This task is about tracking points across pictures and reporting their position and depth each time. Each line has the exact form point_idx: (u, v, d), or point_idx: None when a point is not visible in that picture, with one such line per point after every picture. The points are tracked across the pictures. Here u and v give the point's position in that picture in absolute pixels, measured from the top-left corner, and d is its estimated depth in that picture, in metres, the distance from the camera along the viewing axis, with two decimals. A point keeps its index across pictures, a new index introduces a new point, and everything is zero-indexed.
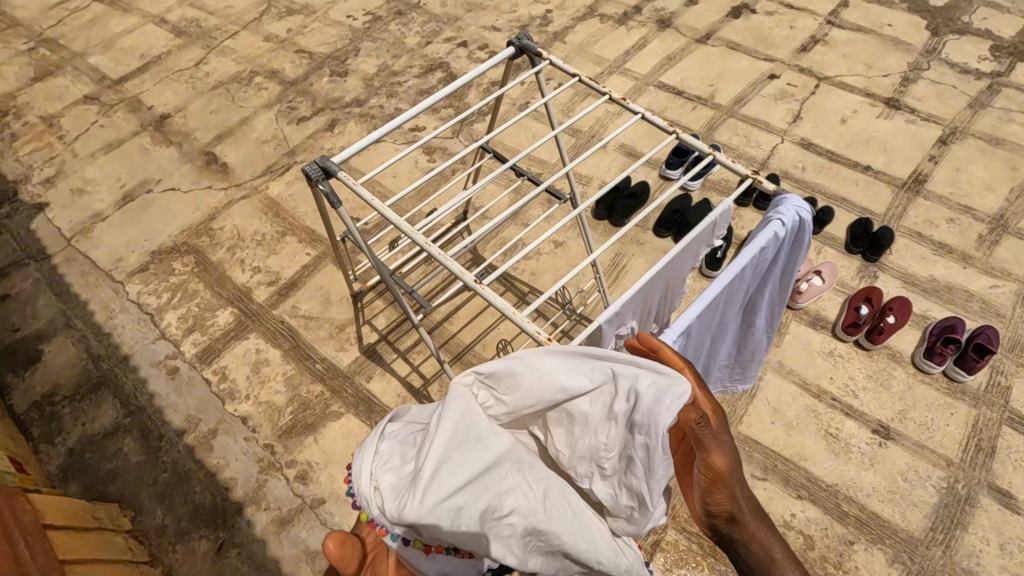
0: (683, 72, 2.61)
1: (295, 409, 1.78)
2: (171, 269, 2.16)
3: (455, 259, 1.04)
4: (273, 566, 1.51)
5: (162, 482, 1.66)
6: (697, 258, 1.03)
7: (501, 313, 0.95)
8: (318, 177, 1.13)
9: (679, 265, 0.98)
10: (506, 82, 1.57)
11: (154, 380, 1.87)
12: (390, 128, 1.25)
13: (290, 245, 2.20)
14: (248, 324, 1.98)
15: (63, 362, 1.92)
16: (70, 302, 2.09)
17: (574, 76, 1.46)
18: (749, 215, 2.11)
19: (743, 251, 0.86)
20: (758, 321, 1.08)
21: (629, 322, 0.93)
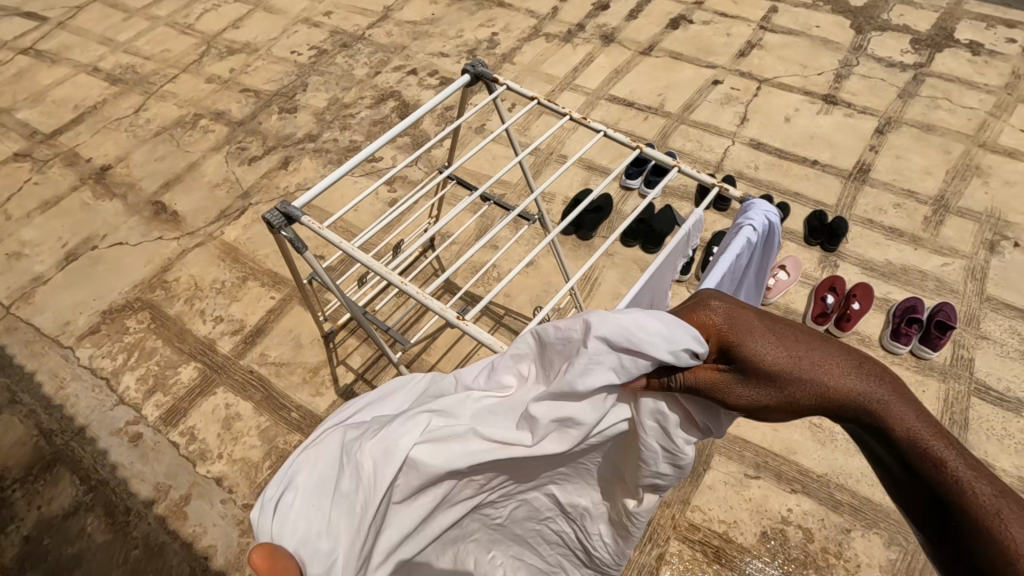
0: (631, 83, 2.68)
1: (274, 463, 1.69)
2: (125, 328, 2.04)
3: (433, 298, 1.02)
4: None
5: (134, 560, 1.54)
6: (674, 270, 1.03)
7: (488, 349, 0.92)
8: (278, 224, 1.09)
9: (659, 279, 0.98)
10: (464, 109, 1.56)
11: (115, 449, 1.75)
12: (351, 166, 1.22)
13: (253, 290, 2.11)
14: (215, 377, 1.88)
15: (12, 442, 1.78)
16: (14, 375, 1.94)
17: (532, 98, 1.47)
18: (711, 217, 2.16)
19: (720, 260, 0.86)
20: None
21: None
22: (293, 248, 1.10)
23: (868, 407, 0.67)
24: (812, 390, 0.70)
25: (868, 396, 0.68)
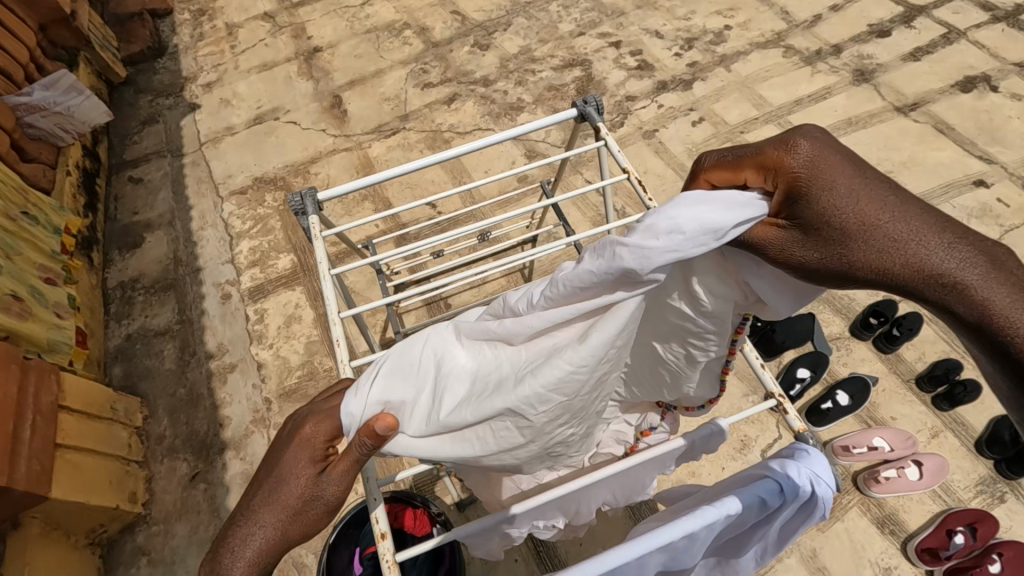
0: (857, 146, 2.12)
1: (302, 375, 1.84)
2: (262, 200, 2.32)
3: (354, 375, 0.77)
4: (225, 516, 1.60)
5: (178, 396, 1.83)
6: (665, 469, 0.80)
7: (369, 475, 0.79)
8: (299, 210, 0.94)
9: (628, 475, 0.76)
10: (570, 148, 1.35)
11: (210, 299, 2.05)
12: (385, 179, 1.17)
13: (366, 211, 2.23)
14: (299, 276, 2.07)
15: (153, 255, 2.19)
16: (180, 202, 2.35)
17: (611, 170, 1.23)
18: (861, 353, 1.68)
19: (707, 511, 0.60)
20: (738, 568, 0.79)
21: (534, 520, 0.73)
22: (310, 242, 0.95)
23: (976, 316, 0.47)
24: (901, 259, 0.51)
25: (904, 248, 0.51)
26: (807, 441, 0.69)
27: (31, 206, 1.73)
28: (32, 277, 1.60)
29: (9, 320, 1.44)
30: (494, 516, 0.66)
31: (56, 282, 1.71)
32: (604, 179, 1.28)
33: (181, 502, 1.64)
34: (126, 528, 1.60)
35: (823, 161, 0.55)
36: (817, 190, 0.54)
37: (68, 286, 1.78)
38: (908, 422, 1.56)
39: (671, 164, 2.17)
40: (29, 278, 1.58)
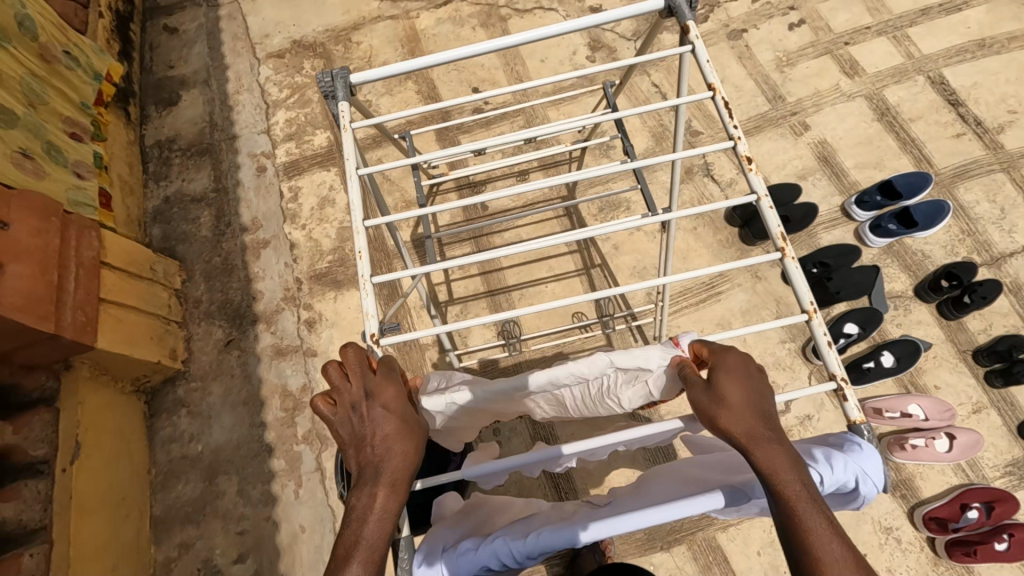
0: (984, 75, 1.79)
1: (333, 260, 1.83)
2: (300, 67, 2.16)
3: (374, 297, 0.71)
4: (256, 384, 1.69)
5: (214, 264, 1.86)
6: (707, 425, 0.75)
7: None
8: (328, 93, 0.84)
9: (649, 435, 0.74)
10: (648, 45, 1.15)
11: (245, 168, 2.01)
12: (432, 63, 1.03)
13: (408, 92, 2.07)
14: (335, 156, 1.99)
15: (189, 115, 2.12)
16: (215, 60, 2.22)
17: (693, 90, 1.05)
18: (919, 315, 1.56)
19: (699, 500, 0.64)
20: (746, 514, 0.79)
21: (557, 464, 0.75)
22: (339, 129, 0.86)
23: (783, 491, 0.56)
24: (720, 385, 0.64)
25: (754, 433, 0.60)
26: (861, 433, 0.65)
27: (71, 45, 1.67)
28: (54, 130, 1.56)
29: (23, 178, 1.39)
30: (507, 462, 0.69)
31: (83, 138, 1.67)
32: (681, 95, 1.11)
33: (215, 364, 1.73)
34: (168, 381, 1.71)
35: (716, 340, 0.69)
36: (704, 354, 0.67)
37: (96, 143, 1.74)
38: (950, 393, 1.47)
39: (753, 74, 1.90)
40: (50, 132, 1.54)
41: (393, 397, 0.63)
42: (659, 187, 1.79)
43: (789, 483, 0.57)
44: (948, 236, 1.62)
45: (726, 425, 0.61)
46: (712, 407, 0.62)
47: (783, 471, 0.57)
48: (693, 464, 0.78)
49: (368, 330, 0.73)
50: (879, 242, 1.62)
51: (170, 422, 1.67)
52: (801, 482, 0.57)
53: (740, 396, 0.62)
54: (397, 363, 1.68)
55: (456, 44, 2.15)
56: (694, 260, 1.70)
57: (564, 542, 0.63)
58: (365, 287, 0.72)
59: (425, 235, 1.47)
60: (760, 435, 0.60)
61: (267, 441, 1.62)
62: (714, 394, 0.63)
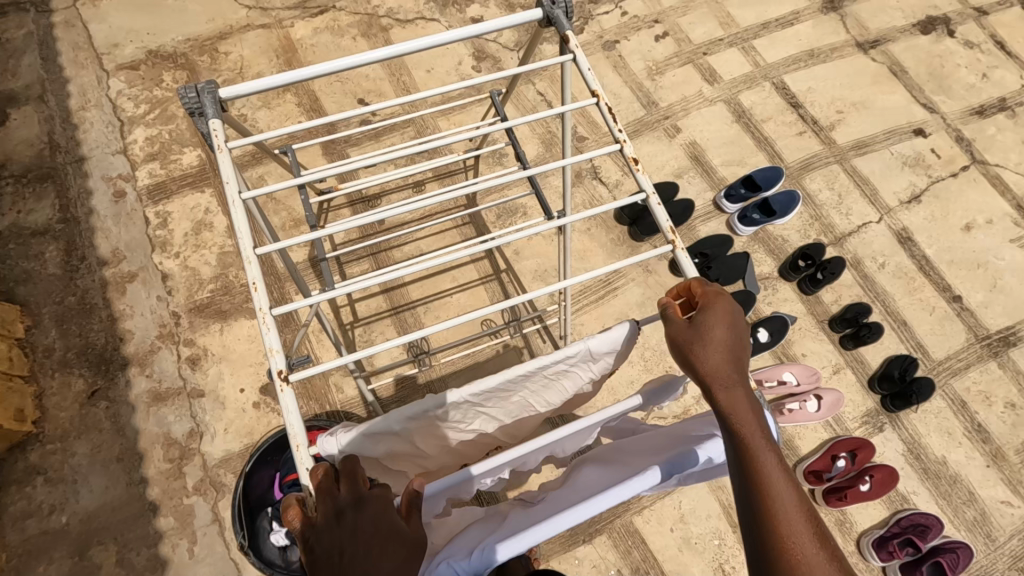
0: (815, 80, 2.07)
1: (216, 289, 1.68)
2: (159, 80, 1.96)
3: (277, 330, 0.66)
4: (131, 436, 1.49)
5: (67, 305, 1.62)
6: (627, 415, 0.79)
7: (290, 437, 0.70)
8: (194, 109, 0.76)
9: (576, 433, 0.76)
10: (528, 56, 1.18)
11: (100, 194, 1.78)
12: (311, 74, 0.97)
13: (287, 105, 1.96)
14: (209, 175, 1.83)
15: (21, 136, 1.83)
16: (51, 73, 1.94)
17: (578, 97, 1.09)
18: (784, 293, 1.75)
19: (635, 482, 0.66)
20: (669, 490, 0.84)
21: (486, 479, 0.74)
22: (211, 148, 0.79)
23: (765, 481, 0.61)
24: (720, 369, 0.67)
25: (723, 375, 0.66)
26: None
27: None
28: None
29: None
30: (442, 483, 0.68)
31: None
32: (565, 103, 1.15)
33: (78, 420, 1.50)
34: (16, 447, 1.46)
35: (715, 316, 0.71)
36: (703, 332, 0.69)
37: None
38: (815, 359, 1.67)
39: (628, 82, 2.03)
40: None
41: (384, 510, 0.61)
42: (552, 192, 1.85)
43: (747, 425, 0.64)
44: (801, 222, 1.84)
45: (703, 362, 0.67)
46: (692, 343, 0.68)
47: (742, 413, 0.65)
48: (616, 451, 0.82)
49: (275, 367, 0.67)
50: (747, 231, 1.80)
51: (23, 495, 1.42)
52: (758, 425, 0.64)
53: (720, 339, 0.68)
54: (299, 393, 1.57)
55: (336, 54, 2.07)
56: (590, 259, 1.78)
57: (506, 558, 0.63)
58: (265, 320, 0.66)
59: (318, 255, 1.39)
60: (751, 428, 0.64)
61: (150, 499, 1.44)
62: (697, 331, 0.69)
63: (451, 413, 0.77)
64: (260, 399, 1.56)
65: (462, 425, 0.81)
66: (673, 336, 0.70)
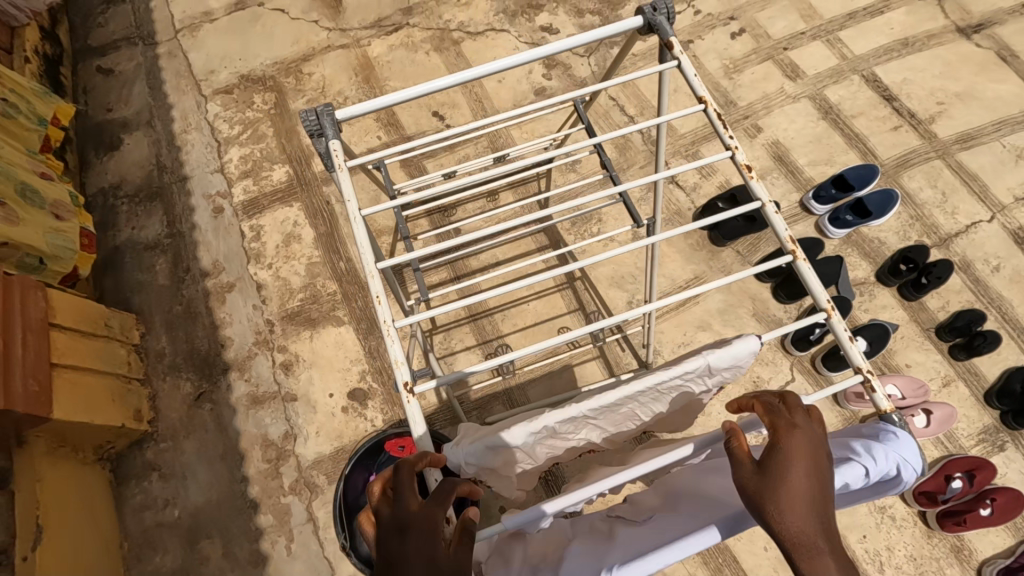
0: (911, 71, 1.93)
1: (305, 298, 1.76)
2: (251, 102, 2.09)
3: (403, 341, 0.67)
4: (233, 437, 1.59)
5: (175, 313, 1.75)
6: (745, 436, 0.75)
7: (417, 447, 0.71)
8: (313, 132, 0.78)
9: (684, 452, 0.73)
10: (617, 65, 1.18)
11: (201, 210, 1.91)
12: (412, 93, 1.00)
13: (367, 120, 2.04)
14: (297, 190, 1.93)
15: (134, 158, 2.00)
16: (157, 100, 2.12)
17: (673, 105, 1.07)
18: (883, 299, 1.64)
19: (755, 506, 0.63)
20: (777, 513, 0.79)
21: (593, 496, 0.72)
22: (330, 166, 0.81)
23: None
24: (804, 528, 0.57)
25: (804, 537, 0.57)
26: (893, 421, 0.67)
27: (9, 92, 1.57)
28: (24, 172, 1.51)
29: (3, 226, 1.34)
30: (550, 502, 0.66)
31: (52, 178, 1.62)
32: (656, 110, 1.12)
33: (186, 420, 1.62)
34: (134, 444, 1.59)
35: (796, 447, 0.60)
36: (784, 477, 0.59)
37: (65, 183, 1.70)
38: (921, 370, 1.55)
39: (704, 82, 1.97)
40: (21, 175, 1.49)
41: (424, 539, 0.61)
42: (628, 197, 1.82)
43: None
44: (899, 222, 1.72)
45: (783, 522, 0.57)
46: (767, 498, 0.58)
47: None
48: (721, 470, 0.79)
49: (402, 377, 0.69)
50: (839, 233, 1.70)
51: (141, 489, 1.54)
52: None
53: (801, 493, 0.58)
54: (384, 399, 1.62)
55: (411, 69, 2.13)
56: (669, 265, 1.74)
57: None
58: (390, 332, 0.69)
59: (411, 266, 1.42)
60: None
61: (251, 497, 1.52)
62: (773, 481, 0.59)
63: (565, 429, 0.74)
64: (348, 404, 1.62)
65: (571, 439, 0.79)
66: (745, 484, 0.60)
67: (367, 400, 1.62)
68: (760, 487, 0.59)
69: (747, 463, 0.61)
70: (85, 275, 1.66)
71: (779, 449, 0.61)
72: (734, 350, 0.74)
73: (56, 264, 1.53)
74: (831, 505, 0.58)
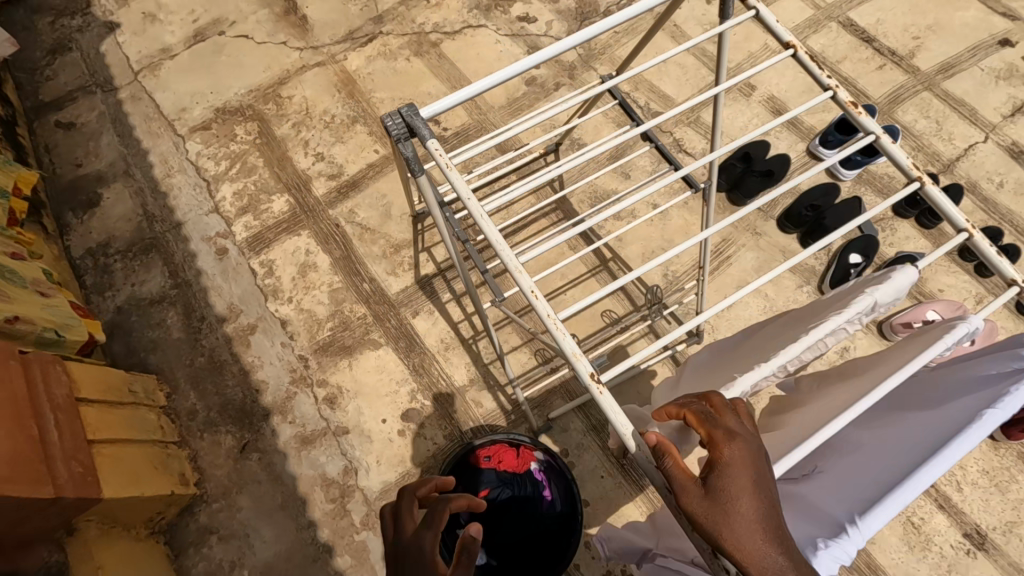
0: (883, 11, 2.00)
1: (335, 326, 1.69)
2: (233, 135, 1.99)
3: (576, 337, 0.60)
4: (290, 483, 1.51)
5: (198, 366, 1.65)
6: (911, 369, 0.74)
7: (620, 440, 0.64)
8: (400, 135, 0.73)
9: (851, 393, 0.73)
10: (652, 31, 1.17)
11: (204, 254, 1.81)
12: None
13: (360, 135, 1.97)
14: (302, 217, 1.85)
15: (118, 212, 1.88)
16: (130, 147, 1.99)
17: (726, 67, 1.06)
18: (905, 231, 1.69)
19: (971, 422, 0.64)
20: None
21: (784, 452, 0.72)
22: (418, 174, 0.76)
23: None
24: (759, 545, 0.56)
25: (760, 558, 0.56)
26: None
27: None
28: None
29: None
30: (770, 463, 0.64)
31: (23, 256, 1.49)
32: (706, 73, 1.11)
33: (235, 475, 1.52)
34: (184, 510, 1.49)
35: (745, 465, 0.58)
36: (734, 495, 0.57)
37: (35, 261, 1.56)
38: (954, 292, 1.61)
39: (690, 49, 1.99)
40: None
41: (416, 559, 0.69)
42: (641, 171, 1.82)
43: None
44: (904, 156, 1.78)
45: (734, 543, 0.56)
46: (717, 521, 0.56)
47: None
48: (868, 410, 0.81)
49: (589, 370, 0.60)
50: (850, 175, 1.74)
51: (202, 557, 1.44)
52: None
53: (748, 512, 0.57)
54: (440, 414, 1.57)
55: (395, 78, 2.07)
56: (696, 231, 1.74)
57: (858, 553, 0.59)
58: (556, 327, 0.61)
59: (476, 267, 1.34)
60: None
61: (323, 541, 1.45)
62: (720, 502, 0.57)
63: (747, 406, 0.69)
64: (404, 426, 1.56)
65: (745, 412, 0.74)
66: (688, 504, 0.58)
67: (423, 419, 1.56)
68: (704, 511, 0.57)
69: (690, 486, 0.58)
70: (102, 341, 1.54)
71: (719, 467, 0.59)
72: (892, 282, 0.66)
73: (72, 332, 1.42)
74: (773, 512, 0.58)
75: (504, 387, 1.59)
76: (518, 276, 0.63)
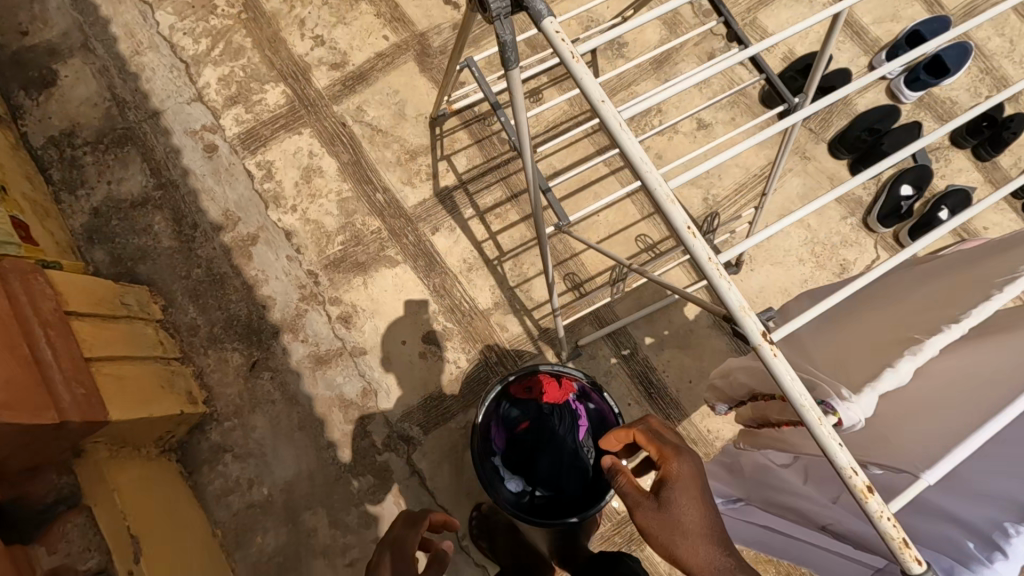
0: None
1: (346, 240, 1.55)
2: (212, 6, 1.67)
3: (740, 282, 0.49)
4: (306, 403, 1.45)
5: (195, 278, 1.51)
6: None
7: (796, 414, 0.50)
8: (500, 13, 0.57)
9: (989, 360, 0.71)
10: None
11: (189, 152, 1.59)
12: None
13: (366, 16, 1.69)
14: (302, 113, 1.62)
15: (81, 95, 1.60)
16: (86, 13, 1.66)
17: None
18: (959, 163, 1.60)
19: None
20: None
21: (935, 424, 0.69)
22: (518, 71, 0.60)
23: None
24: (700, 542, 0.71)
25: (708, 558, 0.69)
26: None
27: None
28: None
29: None
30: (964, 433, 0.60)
31: None
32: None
33: (246, 394, 1.45)
34: (194, 428, 1.42)
35: (690, 477, 0.76)
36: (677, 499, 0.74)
37: None
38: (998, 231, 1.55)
39: None
40: None
41: None
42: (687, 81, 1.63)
43: None
44: (971, 78, 1.63)
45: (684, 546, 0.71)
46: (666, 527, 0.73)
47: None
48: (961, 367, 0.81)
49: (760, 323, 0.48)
50: (912, 96, 1.60)
51: (217, 474, 1.40)
52: None
53: (693, 516, 0.73)
54: (463, 338, 1.49)
55: None
56: (741, 153, 1.61)
57: None
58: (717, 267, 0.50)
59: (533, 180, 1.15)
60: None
61: (343, 461, 1.42)
62: (666, 510, 0.74)
63: None
64: (425, 349, 1.48)
65: None
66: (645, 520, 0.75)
67: (445, 342, 1.48)
68: (655, 513, 0.74)
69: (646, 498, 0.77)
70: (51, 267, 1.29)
71: (669, 480, 0.76)
72: None
73: None
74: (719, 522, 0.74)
75: (532, 313, 1.50)
76: (676, 211, 0.50)
